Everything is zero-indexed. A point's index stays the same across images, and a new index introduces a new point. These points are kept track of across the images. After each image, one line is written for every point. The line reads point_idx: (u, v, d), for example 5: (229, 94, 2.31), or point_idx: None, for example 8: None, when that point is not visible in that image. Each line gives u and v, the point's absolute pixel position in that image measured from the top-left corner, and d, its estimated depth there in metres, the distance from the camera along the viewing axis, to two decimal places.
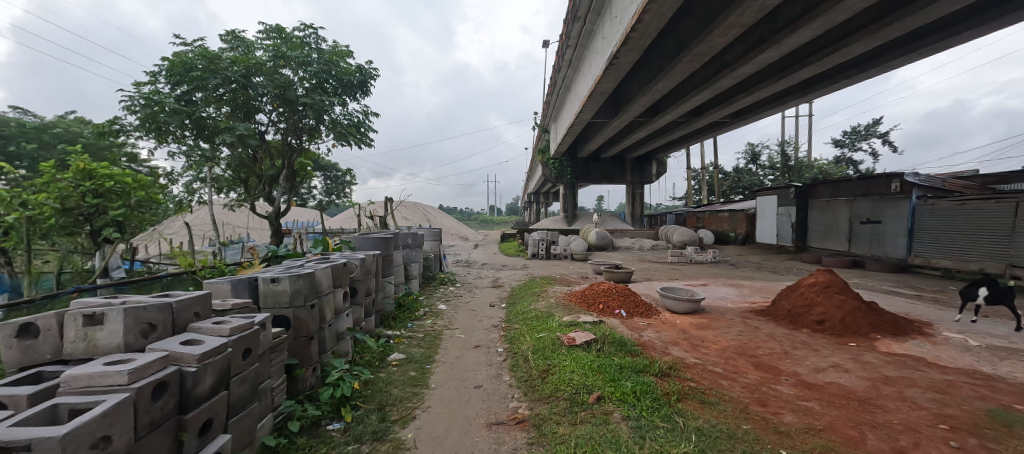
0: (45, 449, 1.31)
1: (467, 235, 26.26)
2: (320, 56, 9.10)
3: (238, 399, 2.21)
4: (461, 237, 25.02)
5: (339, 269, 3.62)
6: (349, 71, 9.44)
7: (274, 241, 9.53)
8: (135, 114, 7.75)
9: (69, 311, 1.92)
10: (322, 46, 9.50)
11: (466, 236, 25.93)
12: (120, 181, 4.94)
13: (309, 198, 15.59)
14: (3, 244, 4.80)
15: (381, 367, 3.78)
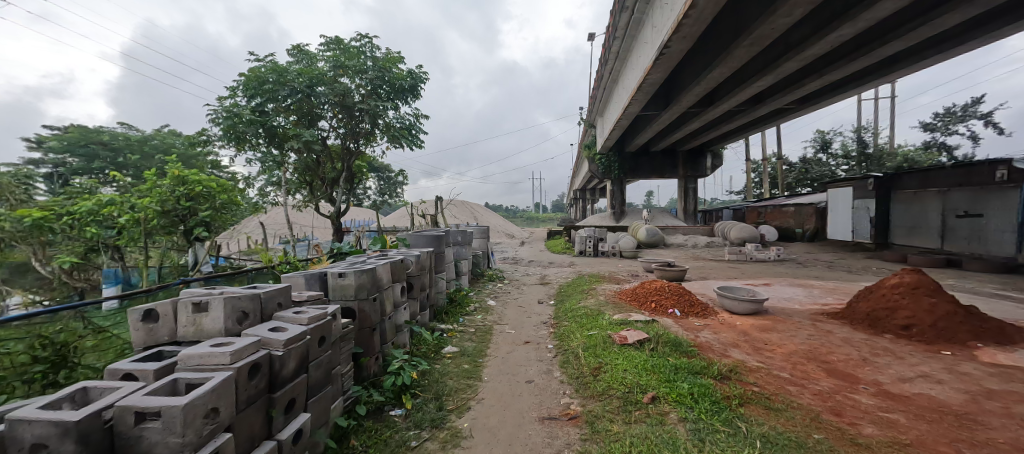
0: (172, 415, 1.56)
1: (513, 233, 26.53)
2: (375, 64, 9.65)
3: (316, 382, 2.44)
4: (507, 235, 25.34)
5: (397, 265, 3.83)
6: (401, 76, 9.89)
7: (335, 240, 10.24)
8: (218, 126, 8.69)
9: (181, 299, 2.23)
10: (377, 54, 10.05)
11: (512, 233, 26.19)
12: (207, 186, 5.56)
13: (365, 198, 16.59)
14: (119, 242, 5.60)
15: (437, 359, 3.96)
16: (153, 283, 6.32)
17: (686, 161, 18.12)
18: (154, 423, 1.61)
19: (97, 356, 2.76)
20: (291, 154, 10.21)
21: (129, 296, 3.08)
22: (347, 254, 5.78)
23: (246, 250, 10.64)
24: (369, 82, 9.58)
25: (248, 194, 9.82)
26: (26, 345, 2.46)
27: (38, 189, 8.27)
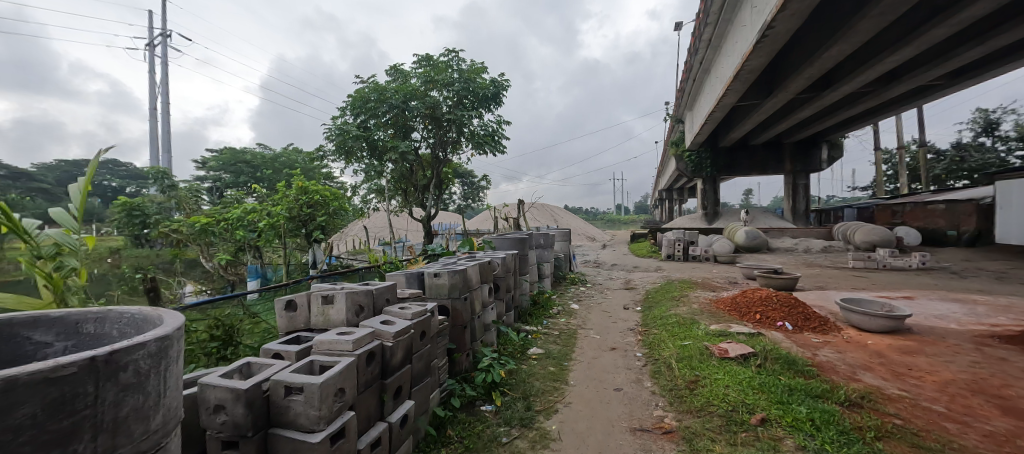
0: (311, 391, 1.83)
1: (593, 236, 25.96)
2: (461, 76, 10.27)
3: (418, 373, 2.67)
4: (586, 238, 24.90)
5: (485, 266, 4.00)
6: (484, 84, 10.35)
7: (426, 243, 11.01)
8: (332, 142, 10.02)
9: (312, 292, 2.61)
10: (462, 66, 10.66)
11: (593, 236, 25.67)
12: (322, 194, 6.43)
13: (451, 203, 17.67)
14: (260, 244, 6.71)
15: (523, 359, 4.04)
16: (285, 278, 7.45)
17: (794, 154, 16.02)
18: (298, 396, 1.91)
19: (251, 338, 3.33)
20: (389, 164, 11.30)
21: (271, 288, 3.68)
22: (440, 256, 6.22)
23: (353, 250, 12.04)
24: (456, 93, 10.23)
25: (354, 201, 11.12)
26: (206, 325, 3.05)
27: (206, 201, 10.38)
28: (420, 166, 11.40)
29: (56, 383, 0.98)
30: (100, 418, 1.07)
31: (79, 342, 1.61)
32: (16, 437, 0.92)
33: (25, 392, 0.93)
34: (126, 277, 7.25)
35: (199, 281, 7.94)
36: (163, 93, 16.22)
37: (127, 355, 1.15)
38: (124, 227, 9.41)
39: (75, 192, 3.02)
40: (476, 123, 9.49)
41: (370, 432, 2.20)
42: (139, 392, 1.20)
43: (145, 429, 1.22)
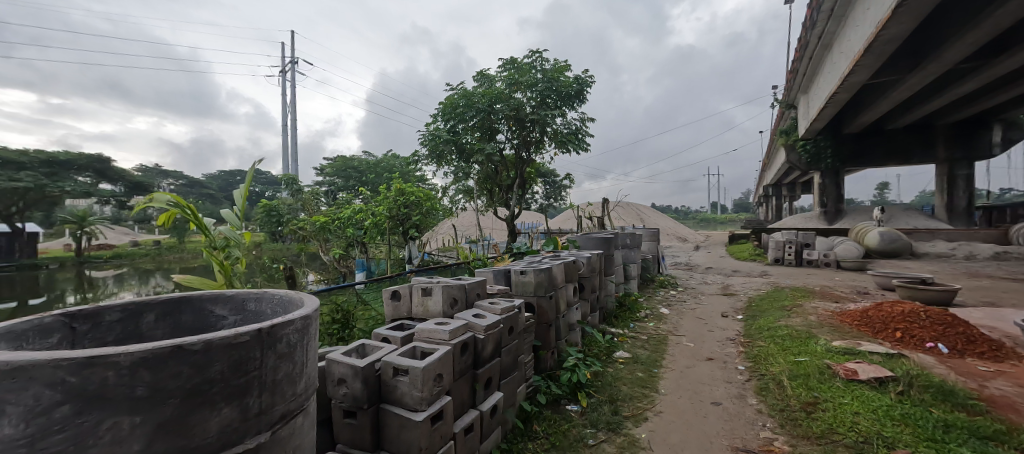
0: (415, 373, 2.02)
1: (683, 236, 24.14)
2: (544, 75, 10.45)
3: (506, 366, 2.77)
4: (676, 239, 23.26)
5: (570, 266, 3.99)
6: (567, 82, 10.35)
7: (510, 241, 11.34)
8: (426, 147, 10.94)
9: (414, 284, 2.87)
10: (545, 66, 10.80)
11: (683, 236, 23.90)
12: (418, 195, 7.03)
13: (533, 203, 17.97)
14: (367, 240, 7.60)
15: (609, 362, 3.95)
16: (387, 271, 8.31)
17: (950, 139, 13.02)
18: (404, 377, 2.12)
19: (364, 323, 3.80)
20: (475, 166, 11.94)
21: (379, 280, 4.14)
22: (526, 255, 6.41)
23: (444, 248, 12.96)
24: (539, 93, 10.39)
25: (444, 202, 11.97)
26: (329, 310, 3.59)
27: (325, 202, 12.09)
28: (504, 167, 11.82)
29: (236, 346, 1.23)
30: (264, 377, 1.32)
31: (244, 317, 1.99)
32: (212, 387, 1.17)
33: (216, 352, 1.18)
34: (269, 267, 8.78)
35: (320, 272, 9.27)
36: (293, 112, 19.35)
37: (282, 329, 1.39)
38: (267, 225, 11.41)
39: (239, 196, 3.72)
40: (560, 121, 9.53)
41: (464, 417, 2.36)
42: (289, 361, 1.44)
43: (292, 393, 1.46)
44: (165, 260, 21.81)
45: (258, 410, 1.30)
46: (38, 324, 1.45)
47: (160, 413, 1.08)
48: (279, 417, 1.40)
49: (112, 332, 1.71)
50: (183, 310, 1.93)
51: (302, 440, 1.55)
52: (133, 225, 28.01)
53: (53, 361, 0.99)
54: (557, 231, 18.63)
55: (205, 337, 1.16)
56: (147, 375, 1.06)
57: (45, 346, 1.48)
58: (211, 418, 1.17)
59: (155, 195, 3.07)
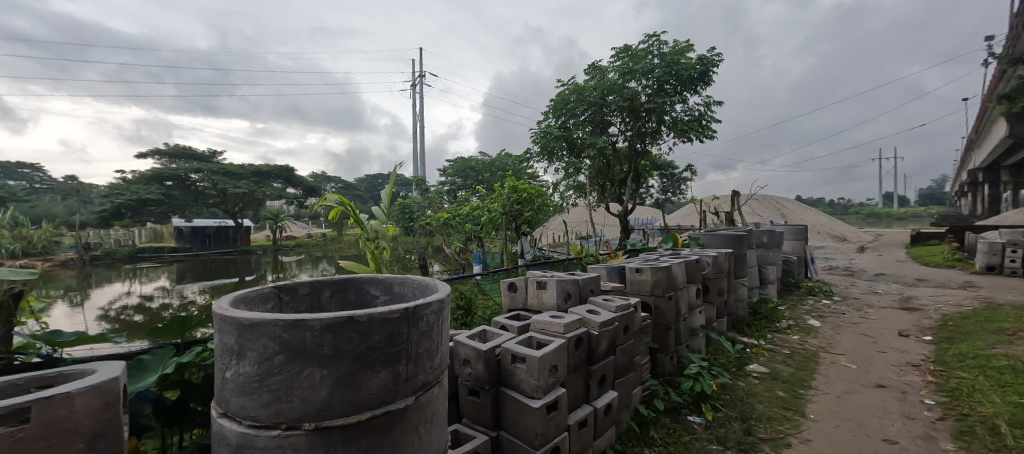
0: (532, 361, 2.11)
1: (841, 235, 19.93)
2: (661, 60, 10.55)
3: (621, 366, 2.72)
4: (830, 238, 19.32)
5: (693, 265, 3.83)
6: (689, 65, 10.26)
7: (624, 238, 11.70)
8: (538, 144, 11.79)
9: (529, 277, 3.00)
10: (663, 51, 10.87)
11: (840, 235, 19.71)
12: (529, 192, 7.30)
13: (646, 198, 17.06)
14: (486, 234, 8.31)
15: (740, 375, 3.55)
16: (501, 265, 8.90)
17: None
18: (521, 365, 2.23)
19: (483, 311, 4.15)
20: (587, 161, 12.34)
21: (497, 272, 4.44)
22: (641, 252, 6.18)
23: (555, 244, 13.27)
24: (656, 81, 10.58)
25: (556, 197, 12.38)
26: (454, 296, 4.01)
27: (448, 201, 13.51)
28: (617, 161, 12.05)
29: (390, 321, 1.45)
30: (411, 350, 1.54)
31: (391, 296, 2.34)
32: (373, 353, 1.41)
33: (376, 324, 1.41)
34: (406, 257, 10.28)
35: (444, 263, 10.44)
36: (423, 123, 22.25)
37: (423, 310, 1.59)
38: (402, 221, 13.29)
39: (385, 195, 4.36)
40: (682, 106, 9.53)
41: (578, 411, 2.39)
42: (428, 338, 1.65)
43: (430, 366, 1.67)
44: (330, 249, 27.09)
45: (405, 377, 1.53)
46: (260, 292, 1.95)
47: (338, 369, 1.35)
48: (420, 386, 1.61)
49: (303, 302, 2.20)
50: (349, 289, 2.37)
51: (438, 408, 1.76)
52: (310, 221, 35.58)
53: (273, 320, 1.32)
54: (674, 227, 17.33)
55: (369, 311, 1.40)
56: (330, 338, 1.33)
57: (264, 309, 1.97)
58: (371, 379, 1.41)
59: (326, 196, 3.80)
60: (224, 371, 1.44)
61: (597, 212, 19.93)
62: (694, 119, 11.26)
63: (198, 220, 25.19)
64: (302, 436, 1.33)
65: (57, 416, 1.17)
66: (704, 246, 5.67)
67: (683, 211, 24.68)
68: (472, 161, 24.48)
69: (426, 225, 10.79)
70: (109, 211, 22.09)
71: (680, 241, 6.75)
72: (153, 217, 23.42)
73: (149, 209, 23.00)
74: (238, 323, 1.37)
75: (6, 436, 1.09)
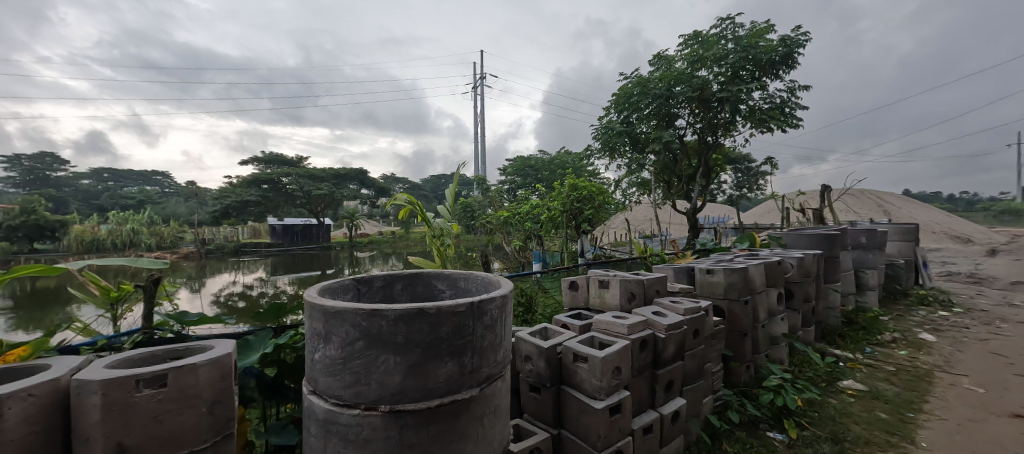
0: (594, 362, 2.08)
1: (966, 235, 16.82)
2: (736, 44, 9.88)
3: (690, 371, 2.60)
4: (951, 238, 16.39)
5: (773, 268, 3.63)
6: (769, 47, 9.48)
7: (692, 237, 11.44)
8: (600, 141, 11.64)
9: (591, 275, 2.98)
10: (738, 34, 10.15)
11: (965, 236, 16.63)
12: (590, 190, 7.20)
13: (717, 195, 15.89)
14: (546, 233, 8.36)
15: (831, 391, 3.18)
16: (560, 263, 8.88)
17: None
18: (583, 365, 2.20)
19: (544, 309, 4.18)
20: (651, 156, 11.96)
21: (557, 270, 4.41)
22: (712, 252, 5.78)
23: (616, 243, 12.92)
24: (730, 67, 9.92)
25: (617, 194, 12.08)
26: (516, 294, 4.12)
27: (508, 199, 13.77)
28: (684, 156, 11.47)
29: (457, 314, 1.51)
30: (476, 343, 1.60)
31: (457, 291, 2.45)
32: (441, 344, 1.49)
33: (444, 317, 1.48)
34: (468, 254, 10.71)
35: (504, 261, 10.68)
36: (484, 124, 22.97)
37: (487, 304, 1.63)
38: (464, 219, 13.82)
39: (449, 194, 4.55)
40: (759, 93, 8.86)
41: (643, 416, 2.32)
42: (492, 332, 1.69)
43: (494, 359, 1.72)
44: (398, 246, 28.96)
45: (471, 368, 1.59)
46: (340, 283, 2.14)
47: (410, 357, 1.45)
48: (484, 378, 1.67)
49: (378, 294, 2.38)
50: (417, 283, 2.52)
51: (500, 401, 1.81)
52: (380, 220, 38.40)
53: (354, 309, 1.45)
54: (750, 226, 15.93)
55: (437, 304, 1.47)
56: (403, 328, 1.43)
57: (344, 299, 2.17)
58: (440, 368, 1.49)
59: (396, 196, 4.04)
60: (313, 353, 1.61)
61: (661, 210, 19.03)
62: (774, 107, 10.30)
63: (288, 219, 28.43)
64: (378, 416, 1.45)
65: (186, 383, 1.40)
66: (787, 246, 5.18)
67: (761, 208, 22.58)
68: (531, 160, 24.73)
69: (486, 223, 11.12)
70: (220, 211, 25.83)
71: (758, 242, 6.20)
72: (253, 216, 26.92)
73: (250, 210, 26.48)
74: (325, 311, 1.52)
75: (151, 396, 1.33)
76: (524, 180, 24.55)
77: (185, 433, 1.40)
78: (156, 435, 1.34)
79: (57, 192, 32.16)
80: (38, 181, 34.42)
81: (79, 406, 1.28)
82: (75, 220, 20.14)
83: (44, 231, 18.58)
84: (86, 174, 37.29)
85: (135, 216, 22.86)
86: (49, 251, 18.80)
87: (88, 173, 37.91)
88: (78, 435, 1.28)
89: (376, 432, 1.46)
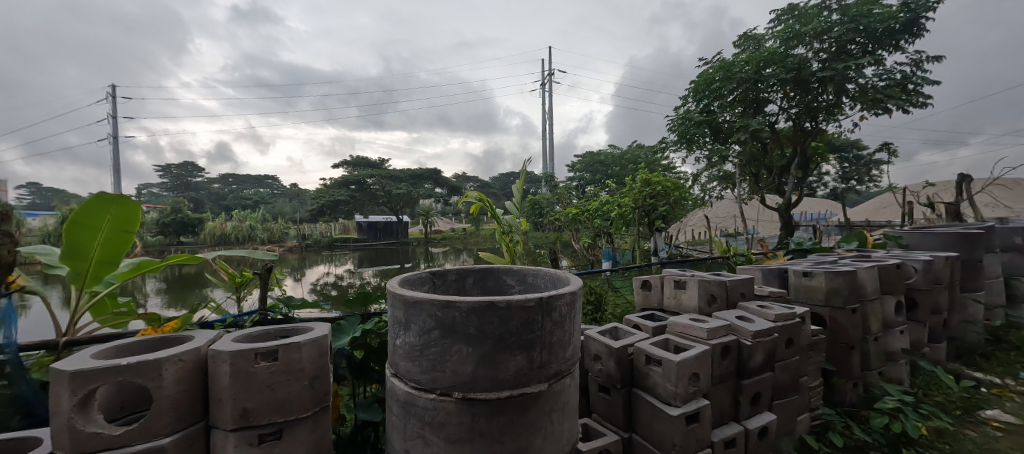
0: (669, 366, 1.99)
1: None
2: (843, 15, 8.61)
3: (782, 385, 2.37)
4: None
5: (890, 272, 3.13)
6: (887, 14, 8.12)
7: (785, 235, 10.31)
8: (675, 133, 10.97)
9: (666, 275, 2.85)
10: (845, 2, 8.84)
11: None
12: (664, 185, 6.84)
13: (818, 188, 14.00)
14: (617, 230, 8.12)
15: (969, 422, 2.65)
16: (631, 261, 8.55)
17: None
18: (657, 368, 2.11)
19: (614, 308, 4.08)
20: (735, 147, 10.95)
21: (627, 269, 4.25)
22: (810, 253, 5.12)
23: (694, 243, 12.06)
24: (835, 42, 8.69)
25: (694, 190, 11.28)
26: (585, 291, 4.08)
27: (576, 196, 13.57)
28: (776, 145, 10.33)
29: (526, 309, 1.55)
30: (545, 338, 1.62)
31: (526, 286, 2.51)
32: (511, 337, 1.54)
33: (514, 311, 1.53)
34: (536, 251, 10.85)
35: (572, 258, 10.60)
36: (552, 121, 22.97)
37: (557, 300, 1.65)
38: (531, 216, 13.93)
39: (517, 191, 4.64)
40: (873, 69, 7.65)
41: (724, 428, 2.16)
42: (561, 328, 1.71)
43: (562, 356, 1.73)
44: (469, 242, 30.26)
45: (540, 363, 1.62)
46: (418, 275, 2.30)
47: (482, 348, 1.52)
48: (553, 374, 1.69)
49: (452, 286, 2.52)
50: (488, 277, 2.63)
51: (569, 398, 1.82)
52: (452, 217, 40.39)
53: (431, 299, 1.56)
54: (860, 224, 13.77)
55: (507, 298, 1.52)
56: (476, 320, 1.51)
57: (421, 290, 2.33)
58: (509, 361, 1.55)
59: (468, 194, 4.21)
60: (395, 339, 1.76)
61: (747, 205, 17.30)
62: (893, 84, 8.80)
63: (372, 216, 31.23)
64: (453, 402, 1.55)
65: (292, 358, 1.62)
66: (909, 247, 4.41)
67: (875, 202, 19.39)
68: (600, 156, 24.12)
69: (554, 221, 11.14)
70: (317, 210, 29.24)
71: (870, 241, 5.36)
72: (343, 214, 30.05)
73: (341, 208, 29.57)
74: (405, 299, 1.66)
75: (266, 368, 1.58)
76: (593, 177, 24.00)
77: (293, 401, 1.63)
78: (271, 402, 1.59)
79: (197, 195, 39.15)
80: (184, 186, 42.12)
81: (213, 372, 1.57)
82: (209, 218, 24.28)
83: (188, 226, 22.74)
84: (217, 179, 44.73)
85: (252, 213, 26.87)
86: (191, 243, 22.93)
87: (218, 178, 45.43)
88: (214, 396, 1.57)
89: (451, 417, 1.56)
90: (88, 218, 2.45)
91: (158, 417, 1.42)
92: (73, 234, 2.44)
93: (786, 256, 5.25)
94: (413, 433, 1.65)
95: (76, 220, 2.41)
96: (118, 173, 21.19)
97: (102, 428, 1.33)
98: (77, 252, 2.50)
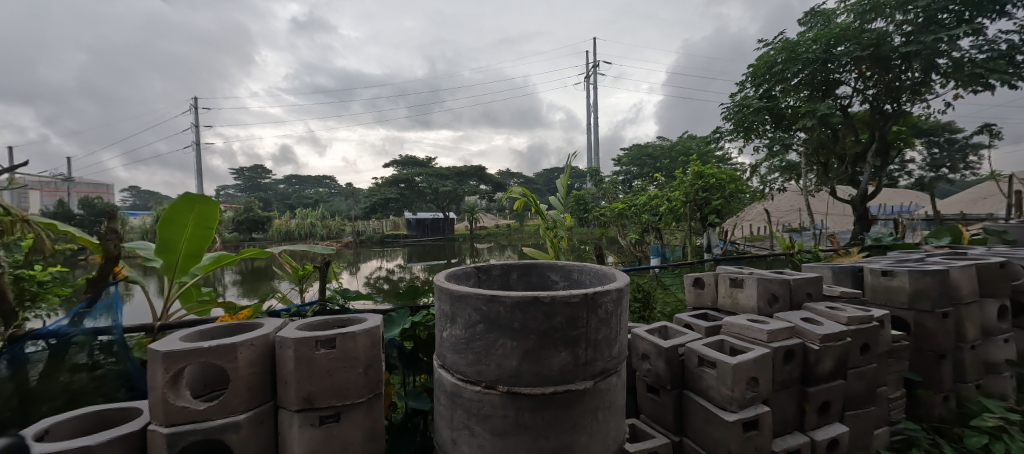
0: (724, 368, 1.90)
1: None
2: None
3: (855, 393, 2.18)
4: None
5: (992, 271, 2.75)
6: None
7: (860, 230, 9.33)
8: (731, 122, 10.30)
9: (721, 272, 2.71)
10: None
11: None
12: (718, 178, 6.46)
13: (900, 178, 12.52)
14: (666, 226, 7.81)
15: None
16: (682, 258, 8.21)
17: None
18: (711, 371, 2.01)
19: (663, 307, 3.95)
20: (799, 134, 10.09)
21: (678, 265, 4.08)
22: (890, 250, 4.60)
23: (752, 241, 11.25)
24: (922, 12, 7.69)
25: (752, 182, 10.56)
26: (633, 289, 4.00)
27: (621, 189, 13.21)
28: (848, 131, 9.38)
29: (571, 305, 1.55)
30: (589, 336, 1.62)
31: (571, 282, 2.51)
32: (555, 334, 1.55)
33: (558, 307, 1.54)
34: (580, 247, 10.76)
35: (618, 255, 10.34)
36: (596, 115, 22.55)
37: (602, 297, 1.63)
38: (576, 211, 13.78)
39: (561, 186, 4.59)
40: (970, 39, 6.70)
41: (787, 437, 2.03)
42: (606, 326, 1.69)
43: (608, 354, 1.71)
44: (513, 238, 30.59)
45: (585, 360, 1.63)
46: (463, 270, 2.38)
47: (526, 342, 1.55)
48: (599, 372, 1.68)
49: (496, 282, 2.57)
50: (532, 273, 2.65)
51: (615, 397, 1.80)
52: (496, 213, 41.04)
53: (476, 294, 1.61)
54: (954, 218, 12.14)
55: (552, 293, 1.53)
56: (519, 315, 1.54)
57: (467, 285, 2.40)
58: (553, 357, 1.56)
59: (511, 190, 4.24)
60: (442, 332, 1.84)
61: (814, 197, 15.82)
62: (997, 56, 7.65)
63: (419, 213, 32.46)
64: (498, 395, 1.60)
65: (348, 347, 1.75)
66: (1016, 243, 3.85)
67: (973, 193, 16.98)
68: (648, 149, 23.27)
69: (599, 217, 10.96)
70: (369, 207, 30.96)
71: (966, 237, 4.72)
72: (393, 211, 31.60)
73: (391, 205, 31.02)
74: (451, 294, 1.73)
75: (326, 355, 1.72)
76: (640, 170, 23.25)
77: (351, 386, 1.76)
78: (332, 386, 1.73)
79: (264, 196, 42.91)
80: (254, 187, 46.32)
81: (281, 356, 1.73)
82: (276, 216, 26.56)
83: (259, 223, 25.04)
84: (282, 180, 48.82)
85: (312, 212, 29.05)
86: (261, 239, 25.18)
87: (283, 179, 49.52)
88: (280, 379, 1.73)
89: (496, 409, 1.61)
90: (177, 215, 2.79)
91: (234, 395, 1.60)
92: (165, 230, 2.80)
93: (861, 253, 4.78)
94: (460, 423, 1.72)
95: (167, 217, 2.76)
96: (201, 177, 23.79)
97: (188, 403, 1.52)
98: (168, 247, 2.86)
